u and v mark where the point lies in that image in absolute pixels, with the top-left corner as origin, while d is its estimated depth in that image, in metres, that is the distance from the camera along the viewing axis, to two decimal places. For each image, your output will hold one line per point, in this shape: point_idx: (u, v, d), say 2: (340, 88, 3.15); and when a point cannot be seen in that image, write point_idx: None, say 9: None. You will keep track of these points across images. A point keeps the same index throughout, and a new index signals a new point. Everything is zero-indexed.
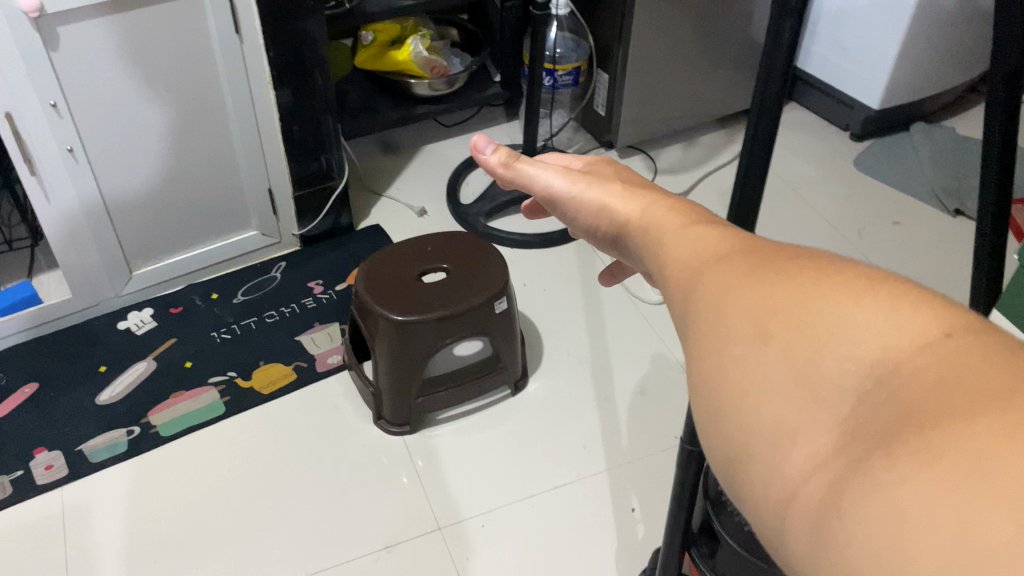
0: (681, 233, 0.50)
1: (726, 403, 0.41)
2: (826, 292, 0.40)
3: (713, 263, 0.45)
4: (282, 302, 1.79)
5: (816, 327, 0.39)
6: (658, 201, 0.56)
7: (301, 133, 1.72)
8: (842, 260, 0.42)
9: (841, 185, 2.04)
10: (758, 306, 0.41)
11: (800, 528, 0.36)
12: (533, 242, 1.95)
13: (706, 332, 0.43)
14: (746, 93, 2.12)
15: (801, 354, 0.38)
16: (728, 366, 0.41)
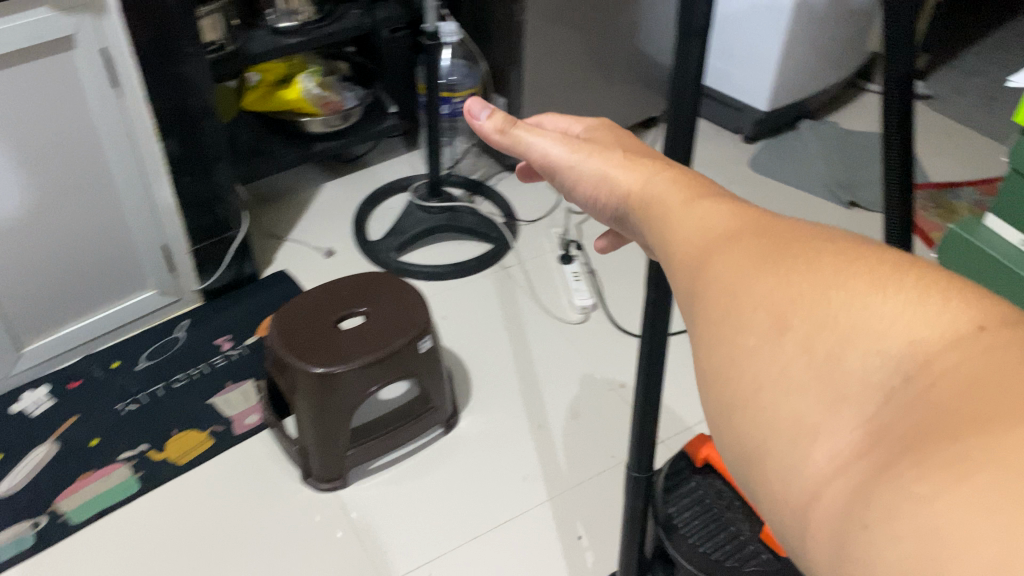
0: (687, 208, 0.50)
1: (741, 395, 0.41)
2: (846, 281, 0.39)
3: (724, 242, 0.45)
4: (190, 363, 1.69)
5: (838, 319, 0.38)
6: (663, 174, 0.56)
7: (194, 185, 1.63)
8: (862, 245, 0.41)
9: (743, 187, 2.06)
10: (774, 294, 0.41)
11: (822, 529, 0.36)
12: (448, 273, 1.88)
13: (718, 320, 0.43)
14: (642, 105, 2.13)
15: (822, 348, 0.38)
16: (744, 354, 0.41)
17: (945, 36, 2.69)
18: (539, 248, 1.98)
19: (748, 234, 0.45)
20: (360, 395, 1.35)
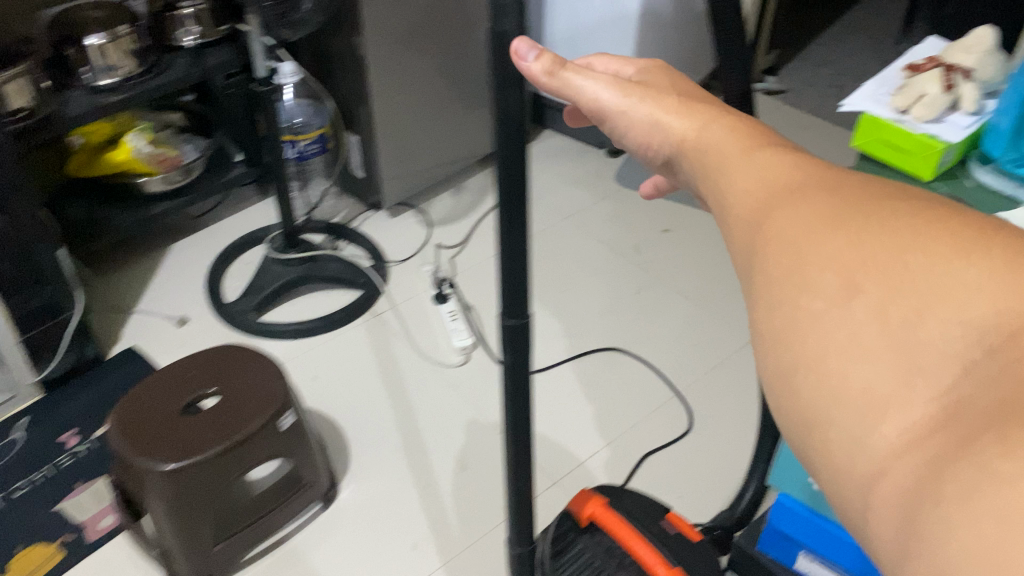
0: (746, 161, 0.50)
1: (804, 354, 0.41)
2: (921, 248, 0.40)
3: (789, 200, 0.46)
4: (31, 467, 1.47)
5: (915, 283, 0.39)
6: (716, 121, 0.55)
7: (13, 269, 1.43)
8: (933, 212, 0.42)
9: (609, 204, 2.02)
10: (845, 255, 0.41)
11: (887, 497, 0.37)
12: (317, 327, 1.74)
13: (782, 276, 0.43)
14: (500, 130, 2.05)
15: (897, 313, 0.39)
16: (808, 312, 0.41)
17: (787, 37, 2.75)
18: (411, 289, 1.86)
19: (814, 194, 0.45)
20: (219, 486, 1.21)
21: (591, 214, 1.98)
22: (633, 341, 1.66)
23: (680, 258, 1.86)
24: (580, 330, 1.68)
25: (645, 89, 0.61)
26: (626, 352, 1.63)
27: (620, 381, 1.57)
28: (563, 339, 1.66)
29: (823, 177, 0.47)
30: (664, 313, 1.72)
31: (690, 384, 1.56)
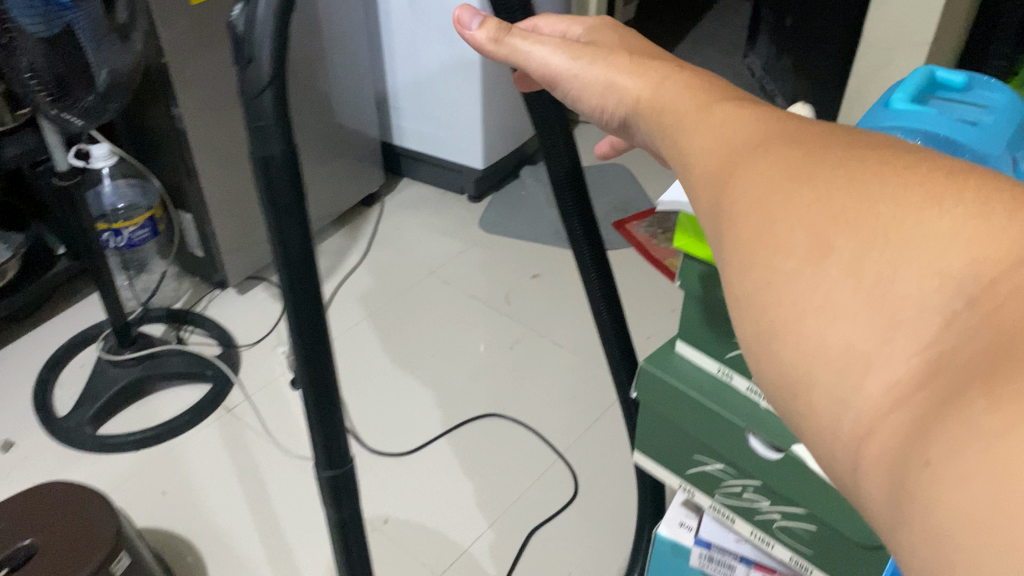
0: (705, 119, 0.38)
1: (775, 325, 0.30)
2: (895, 196, 0.28)
3: (747, 157, 0.34)
4: None
5: (887, 236, 0.27)
6: (675, 81, 0.43)
7: None
8: (914, 159, 0.30)
9: (481, 249, 1.54)
10: (811, 207, 0.30)
11: (876, 481, 0.26)
12: None
13: (744, 239, 0.32)
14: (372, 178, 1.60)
15: (870, 269, 0.27)
16: (773, 281, 0.30)
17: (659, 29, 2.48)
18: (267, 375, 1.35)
19: (775, 145, 0.33)
20: None
21: (463, 264, 1.50)
22: (513, 404, 1.23)
23: (564, 312, 1.40)
24: (449, 400, 1.24)
25: (591, 50, 0.50)
26: (506, 418, 1.21)
27: (501, 455, 1.15)
28: (433, 412, 1.22)
29: (791, 126, 0.35)
30: (538, 367, 1.29)
31: (574, 444, 1.17)
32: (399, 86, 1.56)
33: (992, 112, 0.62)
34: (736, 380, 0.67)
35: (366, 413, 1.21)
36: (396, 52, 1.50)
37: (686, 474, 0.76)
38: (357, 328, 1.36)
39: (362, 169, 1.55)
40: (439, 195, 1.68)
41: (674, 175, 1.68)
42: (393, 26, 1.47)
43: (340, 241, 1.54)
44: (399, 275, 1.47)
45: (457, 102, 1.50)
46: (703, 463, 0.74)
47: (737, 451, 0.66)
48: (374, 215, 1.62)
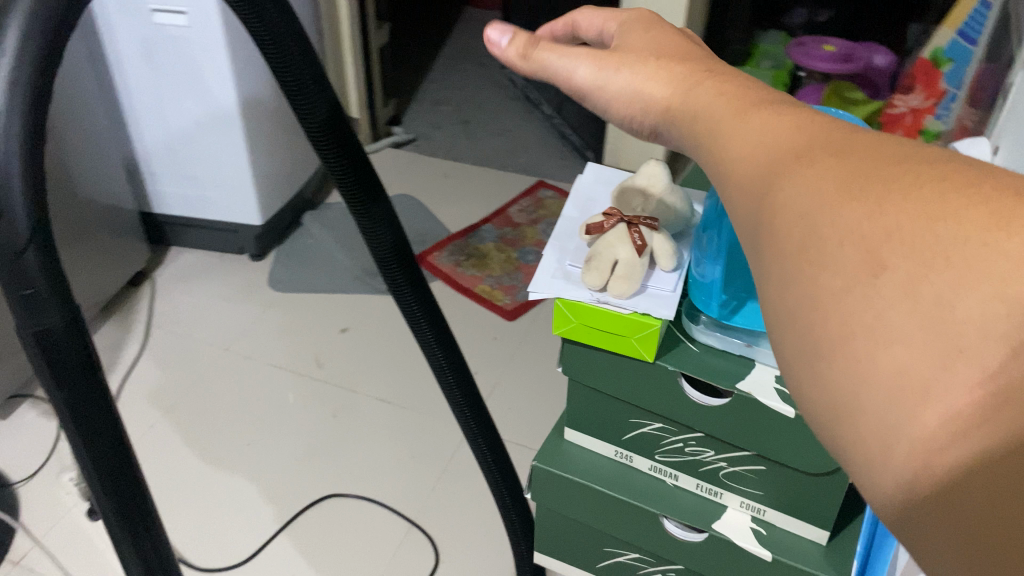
0: (749, 125, 0.33)
1: (819, 338, 0.25)
2: (954, 216, 0.23)
3: (790, 165, 0.29)
4: None
5: (949, 257, 0.23)
6: (704, 84, 0.38)
7: None
8: (969, 176, 0.25)
9: (280, 311, 1.41)
10: (861, 222, 0.25)
11: (939, 514, 0.22)
12: None
13: (791, 251, 0.27)
14: (133, 251, 1.40)
15: (929, 288, 0.23)
16: (820, 297, 0.25)
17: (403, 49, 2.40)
18: (55, 508, 1.12)
19: (825, 154, 0.28)
20: None
21: (260, 331, 1.37)
22: (351, 478, 1.12)
23: (379, 361, 1.31)
24: (277, 491, 1.10)
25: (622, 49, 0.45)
26: (347, 496, 1.10)
27: (347, 538, 1.05)
28: (263, 508, 1.08)
29: (844, 134, 0.29)
30: (365, 431, 1.19)
31: (424, 507, 1.09)
32: (149, 149, 1.38)
33: None
34: (638, 461, 0.70)
35: (186, 526, 1.06)
36: (138, 111, 1.33)
37: (595, 567, 0.81)
38: (155, 431, 1.18)
39: (123, 244, 1.36)
40: (215, 260, 1.52)
41: (458, 203, 1.64)
42: (131, 85, 1.30)
43: (114, 330, 1.34)
44: (194, 359, 1.30)
45: (220, 157, 1.36)
46: (615, 554, 0.77)
47: (652, 534, 0.69)
48: (146, 295, 1.43)
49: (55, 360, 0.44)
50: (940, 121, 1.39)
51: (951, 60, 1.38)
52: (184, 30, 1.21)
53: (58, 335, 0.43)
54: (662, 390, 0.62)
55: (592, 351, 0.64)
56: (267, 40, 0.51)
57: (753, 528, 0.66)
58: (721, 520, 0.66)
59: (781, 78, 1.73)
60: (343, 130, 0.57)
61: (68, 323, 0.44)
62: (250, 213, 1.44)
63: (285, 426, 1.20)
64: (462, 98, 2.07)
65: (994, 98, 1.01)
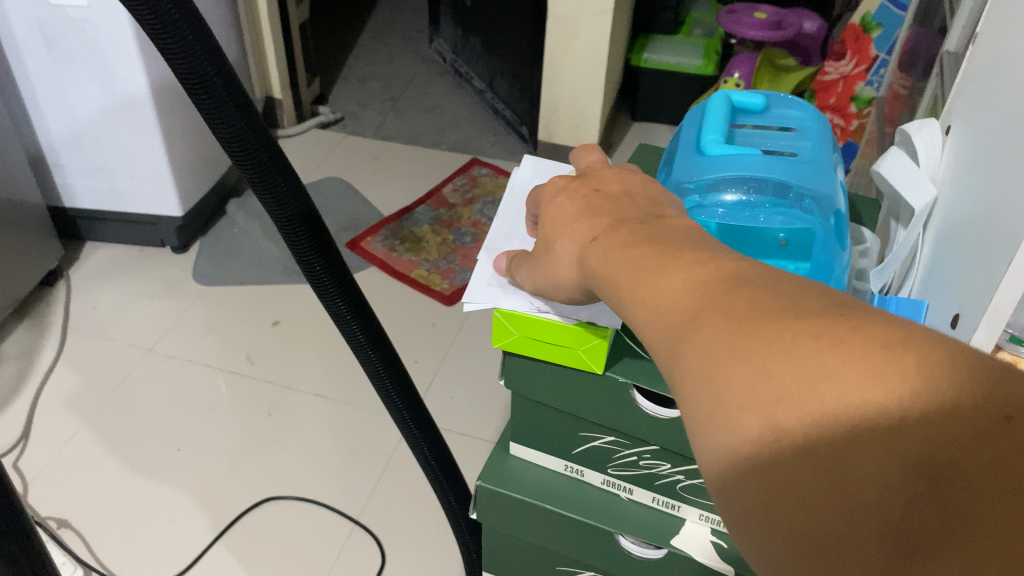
0: (640, 283, 0.33)
1: (742, 502, 0.27)
2: (837, 377, 0.25)
3: (682, 322, 0.30)
4: None
5: (840, 419, 0.25)
6: (604, 241, 0.37)
7: None
8: (830, 320, 0.27)
9: (206, 307, 1.34)
10: (756, 386, 0.27)
11: None
12: None
13: (698, 409, 0.28)
14: (45, 248, 1.31)
15: (828, 449, 0.25)
16: (733, 464, 0.27)
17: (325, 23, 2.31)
18: None
19: (713, 307, 0.29)
20: None
21: (186, 328, 1.30)
22: (288, 479, 1.08)
23: (312, 354, 1.26)
24: (209, 498, 1.05)
25: (548, 221, 0.44)
26: (285, 499, 1.05)
27: (286, 544, 1.00)
28: (195, 517, 1.03)
29: (723, 281, 0.30)
30: (301, 430, 1.14)
31: (367, 506, 1.05)
32: (54, 139, 1.29)
33: (803, 137, 0.63)
34: (589, 476, 0.68)
35: (113, 541, 1.00)
36: (39, 100, 1.24)
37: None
38: (76, 441, 1.11)
39: (32, 242, 1.28)
40: (134, 254, 1.44)
41: (389, 185, 1.59)
42: (30, 71, 1.21)
43: (26, 335, 1.26)
44: (116, 361, 1.24)
45: (133, 147, 1.28)
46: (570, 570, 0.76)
47: (608, 551, 0.68)
48: (60, 295, 1.35)
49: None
50: (872, 87, 1.42)
51: (879, 25, 1.40)
52: (86, 10, 1.13)
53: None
54: (613, 404, 0.60)
55: (537, 363, 0.61)
56: (161, 32, 0.46)
57: (713, 541, 0.64)
58: (680, 534, 0.64)
59: (714, 47, 1.72)
60: (256, 141, 0.52)
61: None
62: (171, 205, 1.37)
63: (216, 427, 1.14)
64: (391, 74, 2.00)
65: (928, 65, 1.00)
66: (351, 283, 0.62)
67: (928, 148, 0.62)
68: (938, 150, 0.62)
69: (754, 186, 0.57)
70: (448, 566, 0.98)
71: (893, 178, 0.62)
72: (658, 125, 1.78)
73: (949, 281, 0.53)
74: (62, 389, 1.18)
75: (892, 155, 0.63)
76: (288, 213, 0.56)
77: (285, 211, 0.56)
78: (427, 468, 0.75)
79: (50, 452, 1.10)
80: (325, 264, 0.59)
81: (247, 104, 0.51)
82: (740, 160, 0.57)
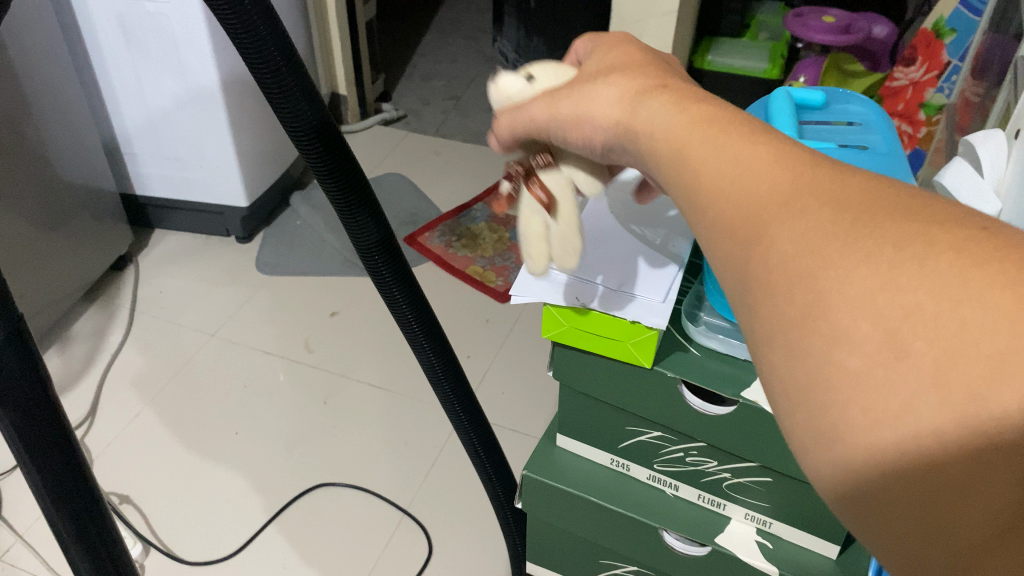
0: (725, 185, 0.31)
1: (832, 420, 0.25)
2: (980, 300, 0.23)
3: (778, 213, 0.29)
4: None
5: (978, 346, 0.22)
6: (665, 95, 0.37)
7: None
8: (976, 238, 0.25)
9: (268, 295, 1.38)
10: (875, 295, 0.25)
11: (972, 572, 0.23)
12: None
13: (792, 318, 0.27)
14: (117, 234, 1.36)
15: (958, 378, 0.22)
16: (837, 378, 0.25)
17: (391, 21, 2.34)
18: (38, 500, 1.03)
19: (838, 216, 0.27)
20: None
21: (246, 315, 1.34)
22: (342, 466, 1.10)
23: (369, 344, 1.28)
24: (264, 481, 1.08)
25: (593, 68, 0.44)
26: (338, 485, 1.07)
27: (337, 530, 1.02)
28: (252, 498, 1.06)
29: (829, 198, 0.28)
30: (356, 418, 1.16)
31: (416, 496, 1.06)
32: (128, 128, 1.34)
33: (870, 131, 0.62)
34: (636, 471, 0.68)
35: (172, 517, 1.03)
36: (116, 89, 1.29)
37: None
38: (139, 420, 1.15)
39: (106, 227, 1.33)
40: (201, 242, 1.49)
41: (450, 181, 1.61)
42: (107, 61, 1.25)
43: (97, 316, 1.31)
44: (179, 345, 1.28)
45: (204, 138, 1.32)
46: (612, 566, 0.77)
47: (652, 548, 0.68)
48: (130, 279, 1.40)
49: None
50: (943, 94, 1.38)
51: (952, 31, 1.36)
52: (162, 6, 1.17)
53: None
54: (664, 398, 0.60)
55: (586, 355, 0.61)
56: (230, 16, 0.47)
57: (759, 541, 0.64)
58: (725, 533, 0.64)
59: (780, 50, 1.70)
60: (309, 115, 0.53)
61: (11, 341, 0.44)
62: (238, 196, 1.40)
63: (273, 413, 1.17)
64: (453, 73, 2.02)
65: (1002, 71, 0.98)
66: (404, 266, 0.62)
67: (992, 158, 0.60)
68: (1002, 161, 0.60)
69: None
70: (495, 557, 0.99)
71: (958, 189, 0.60)
72: None
73: None
74: (127, 371, 1.22)
75: (955, 167, 0.62)
76: (346, 194, 0.57)
77: (335, 184, 0.56)
78: (472, 457, 0.75)
79: (115, 430, 1.14)
80: (378, 240, 0.59)
81: (308, 85, 0.52)
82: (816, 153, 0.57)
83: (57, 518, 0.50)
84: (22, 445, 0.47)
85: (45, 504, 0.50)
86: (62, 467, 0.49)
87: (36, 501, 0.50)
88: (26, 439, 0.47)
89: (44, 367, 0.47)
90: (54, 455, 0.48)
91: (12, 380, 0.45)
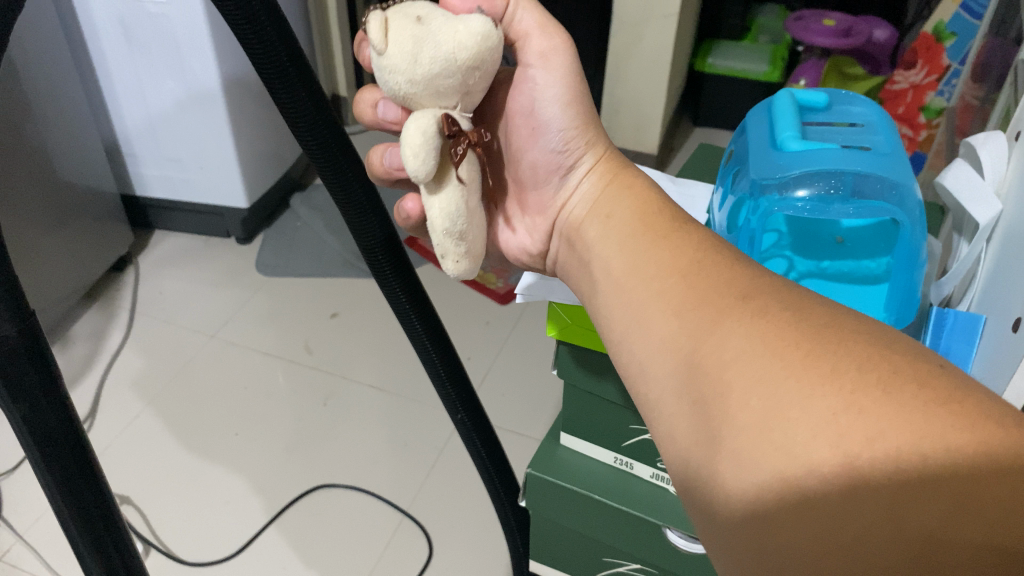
0: (683, 265, 0.40)
1: (792, 537, 0.29)
2: (941, 437, 0.28)
3: (736, 305, 0.35)
4: None
5: (930, 485, 0.27)
6: (639, 186, 0.50)
7: None
8: (933, 383, 0.30)
9: (267, 296, 1.38)
10: (839, 414, 0.29)
11: None
12: None
13: (750, 425, 0.31)
14: (117, 234, 1.36)
15: (912, 511, 0.27)
16: (796, 495, 0.29)
17: None
18: (38, 501, 1.03)
19: (795, 342, 0.32)
20: None
21: (246, 315, 1.34)
22: (342, 467, 1.10)
23: (370, 344, 1.29)
24: (265, 483, 1.08)
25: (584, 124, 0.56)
26: (338, 487, 1.07)
27: (337, 532, 1.02)
28: (252, 500, 1.05)
29: (791, 313, 0.34)
30: (357, 420, 1.16)
31: (417, 497, 1.06)
32: (129, 128, 1.34)
33: (874, 132, 0.62)
34: (639, 468, 0.68)
35: (172, 519, 1.03)
36: (118, 91, 1.29)
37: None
38: (139, 421, 1.15)
39: (105, 227, 1.32)
40: (200, 244, 1.49)
41: None
42: (109, 64, 1.26)
43: (96, 317, 1.31)
44: (179, 346, 1.27)
45: (206, 141, 1.32)
46: (615, 564, 0.77)
47: (656, 545, 0.67)
48: (130, 281, 1.40)
49: (12, 377, 0.45)
50: (943, 97, 1.39)
51: (952, 34, 1.36)
52: (163, 6, 1.16)
53: (12, 350, 0.44)
54: None
55: (589, 352, 0.62)
56: (235, 13, 0.47)
57: None
58: None
59: (780, 54, 1.71)
60: (315, 109, 0.53)
61: (23, 334, 0.45)
62: (239, 197, 1.40)
63: (273, 413, 1.17)
64: None
65: (1002, 75, 0.98)
66: (408, 264, 0.62)
67: (993, 160, 0.60)
68: (1003, 162, 0.60)
69: (835, 182, 0.57)
70: (496, 558, 0.99)
71: (957, 192, 0.60)
72: (718, 133, 1.78)
73: (1005, 298, 0.53)
74: (127, 372, 1.22)
75: (956, 168, 0.62)
76: (352, 198, 0.57)
77: (343, 185, 0.56)
78: (475, 457, 0.75)
79: (115, 431, 1.14)
80: (382, 242, 0.60)
81: (315, 84, 0.53)
82: (824, 156, 0.57)
83: (69, 517, 0.50)
84: (35, 445, 0.47)
85: (60, 510, 0.50)
86: (75, 470, 0.49)
87: (46, 496, 0.50)
88: (35, 433, 0.47)
89: (52, 357, 0.47)
90: (62, 447, 0.48)
91: (20, 373, 0.45)
